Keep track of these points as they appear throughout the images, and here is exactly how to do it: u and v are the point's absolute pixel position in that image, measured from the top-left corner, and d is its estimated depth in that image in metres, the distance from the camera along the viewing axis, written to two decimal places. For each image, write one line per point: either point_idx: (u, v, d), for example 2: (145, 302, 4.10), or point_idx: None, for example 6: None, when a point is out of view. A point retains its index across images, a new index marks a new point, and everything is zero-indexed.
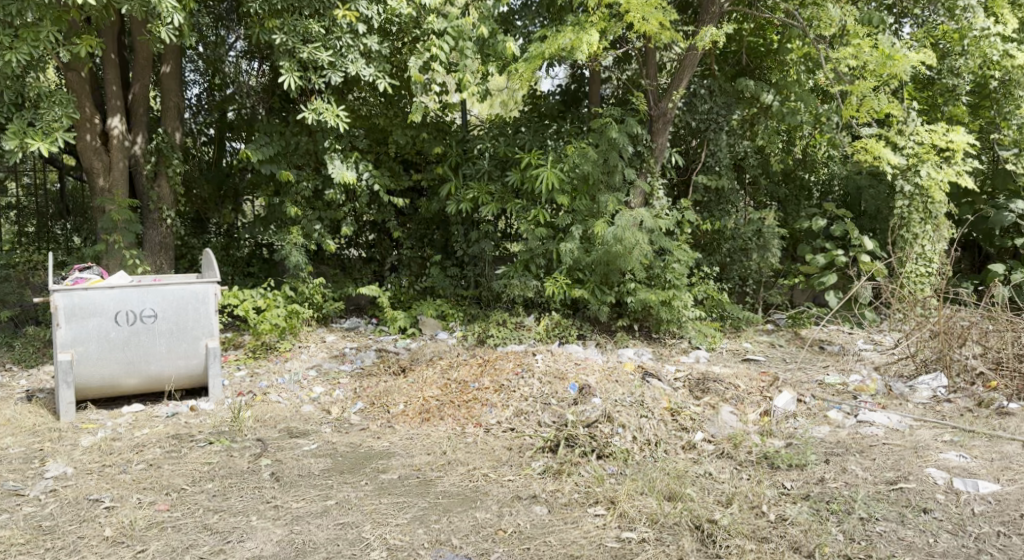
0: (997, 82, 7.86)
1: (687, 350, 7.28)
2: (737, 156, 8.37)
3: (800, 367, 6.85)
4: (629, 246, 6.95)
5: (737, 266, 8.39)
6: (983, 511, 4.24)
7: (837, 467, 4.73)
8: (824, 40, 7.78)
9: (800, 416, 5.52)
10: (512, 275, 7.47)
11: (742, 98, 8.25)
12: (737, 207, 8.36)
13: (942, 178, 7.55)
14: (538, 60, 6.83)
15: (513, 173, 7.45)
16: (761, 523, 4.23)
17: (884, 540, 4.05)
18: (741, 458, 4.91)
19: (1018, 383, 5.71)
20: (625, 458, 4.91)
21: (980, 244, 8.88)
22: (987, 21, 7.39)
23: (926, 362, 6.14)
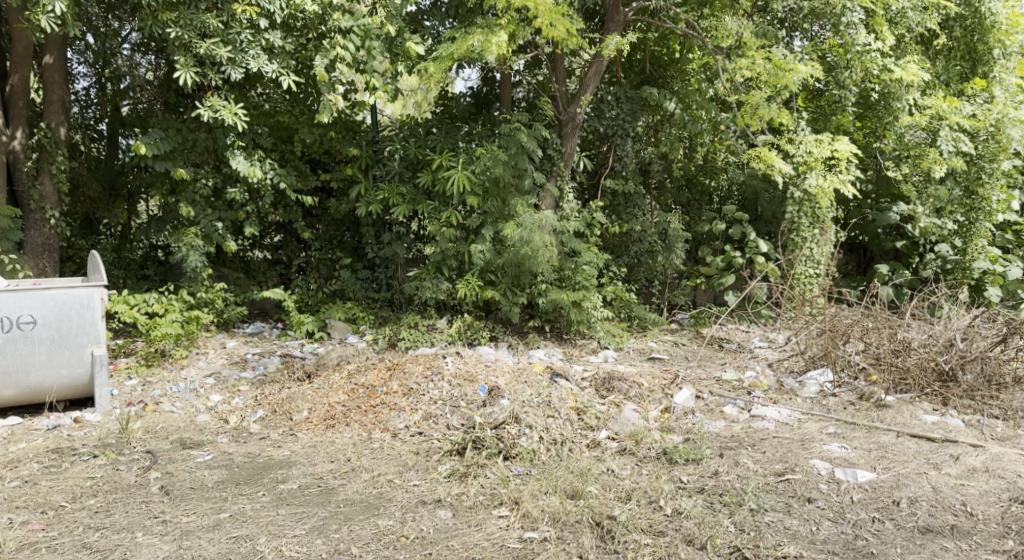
0: (879, 95, 8.26)
1: (596, 351, 7.42)
2: (644, 161, 8.53)
3: (701, 364, 7.06)
4: (537, 248, 7.06)
5: (644, 268, 8.60)
6: (860, 499, 4.48)
7: (730, 461, 4.92)
8: (722, 52, 7.94)
9: (698, 412, 5.70)
10: (423, 278, 7.44)
11: (647, 105, 8.43)
12: (645, 210, 8.52)
13: (828, 186, 7.89)
14: (448, 60, 6.82)
15: (423, 173, 7.40)
16: (657, 518, 4.38)
17: (771, 530, 4.23)
18: (643, 454, 5.06)
19: (896, 377, 6.02)
20: (530, 458, 4.98)
21: (865, 247, 9.38)
22: (869, 38, 7.73)
23: (814, 359, 6.44)
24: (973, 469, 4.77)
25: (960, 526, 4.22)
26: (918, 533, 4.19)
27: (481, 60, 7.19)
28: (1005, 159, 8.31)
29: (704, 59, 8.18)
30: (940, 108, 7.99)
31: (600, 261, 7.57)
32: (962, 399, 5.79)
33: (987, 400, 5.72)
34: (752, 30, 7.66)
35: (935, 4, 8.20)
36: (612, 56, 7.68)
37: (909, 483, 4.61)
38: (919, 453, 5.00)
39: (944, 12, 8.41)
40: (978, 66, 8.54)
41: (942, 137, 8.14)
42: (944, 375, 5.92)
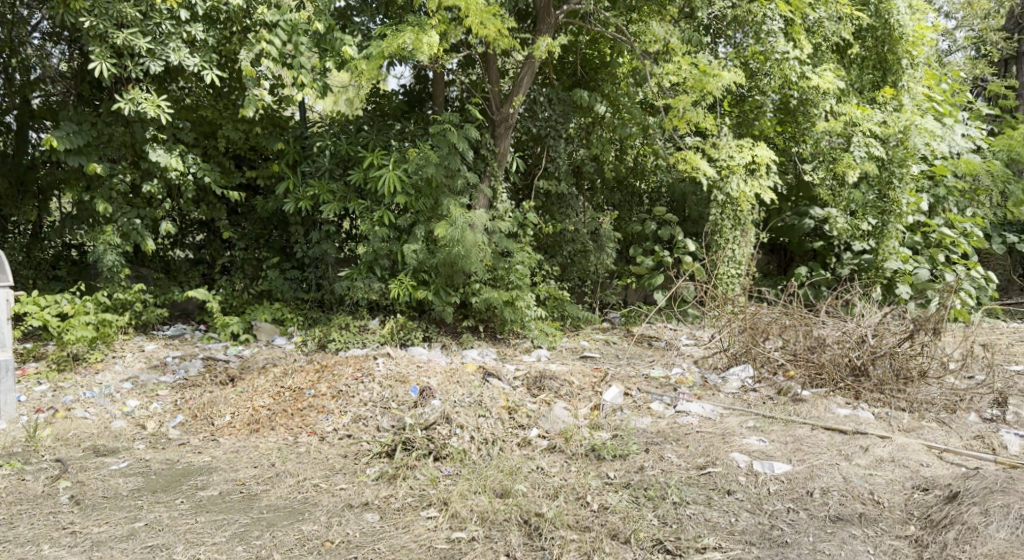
0: (797, 101, 8.46)
1: (529, 350, 7.44)
2: (576, 163, 8.61)
3: (630, 362, 7.16)
4: (470, 248, 7.06)
5: (577, 267, 8.66)
6: (777, 490, 4.61)
7: (655, 456, 5.01)
8: (649, 56, 8.04)
9: (626, 409, 5.78)
10: (355, 277, 7.35)
11: (578, 107, 8.49)
12: (577, 210, 8.56)
13: (749, 190, 8.13)
14: (379, 59, 6.69)
15: (354, 171, 7.30)
16: (583, 514, 4.43)
17: (692, 523, 4.32)
18: (573, 451, 5.10)
19: (812, 372, 6.20)
20: (461, 458, 4.98)
21: (786, 248, 9.76)
22: (787, 46, 7.97)
23: (736, 356, 6.62)
24: (881, 459, 4.94)
25: (867, 514, 4.38)
26: (830, 522, 4.32)
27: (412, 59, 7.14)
28: (913, 165, 8.61)
29: (632, 63, 8.34)
30: (853, 114, 8.30)
31: (533, 261, 7.61)
32: (872, 393, 5.98)
33: (897, 393, 5.92)
34: (679, 36, 7.83)
35: (851, 14, 8.45)
36: (543, 58, 7.72)
37: (822, 474, 4.75)
38: (831, 445, 5.17)
39: (858, 22, 8.65)
40: (889, 75, 8.88)
41: (855, 142, 8.45)
42: (856, 370, 6.12)
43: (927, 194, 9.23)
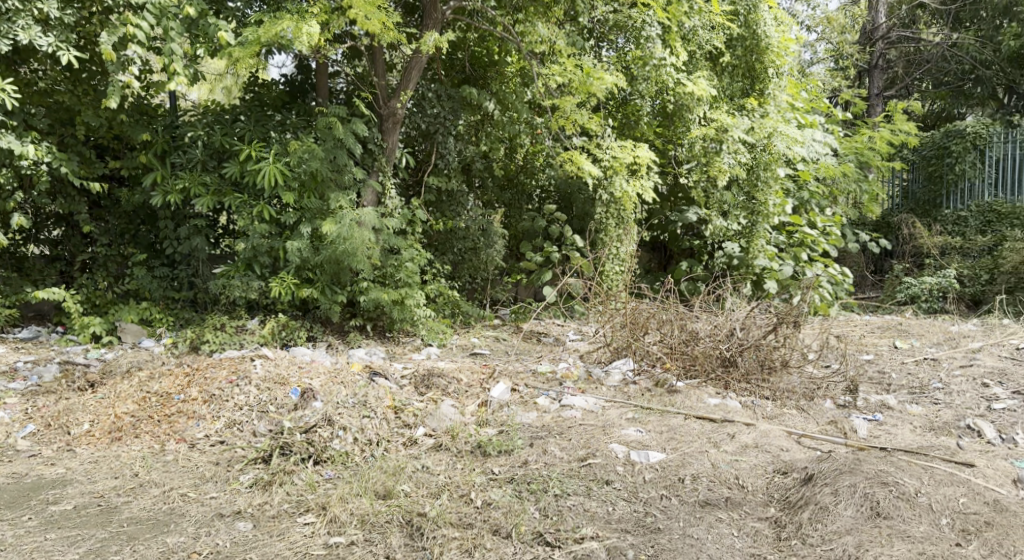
0: (674, 104, 8.73)
1: (419, 348, 7.32)
2: (466, 160, 8.58)
3: (518, 358, 7.16)
4: (357, 245, 6.86)
5: (468, 266, 8.60)
6: (651, 478, 4.71)
7: (538, 450, 5.02)
8: (537, 56, 8.17)
9: (513, 405, 5.76)
10: (232, 276, 7.05)
11: (467, 104, 8.40)
12: (467, 207, 8.52)
13: (632, 190, 8.29)
14: (256, 45, 6.48)
15: (230, 164, 6.96)
16: (466, 510, 4.40)
17: (572, 514, 4.36)
18: (459, 448, 5.06)
19: (686, 363, 6.38)
20: (343, 461, 4.87)
21: (666, 245, 10.05)
22: (663, 52, 8.30)
23: (619, 350, 6.76)
24: (746, 445, 5.12)
25: (732, 498, 4.52)
26: (699, 507, 4.45)
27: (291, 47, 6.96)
28: (776, 169, 8.96)
29: (521, 62, 8.40)
30: (724, 122, 8.62)
31: (422, 258, 7.54)
32: (740, 382, 6.21)
33: (761, 383, 6.17)
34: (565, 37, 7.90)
35: (721, 23, 8.90)
36: (431, 53, 7.66)
37: (693, 461, 4.89)
38: (702, 433, 5.33)
39: (728, 32, 9.09)
40: (757, 84, 9.31)
41: (725, 149, 8.80)
42: (726, 361, 6.32)
43: (792, 197, 9.68)
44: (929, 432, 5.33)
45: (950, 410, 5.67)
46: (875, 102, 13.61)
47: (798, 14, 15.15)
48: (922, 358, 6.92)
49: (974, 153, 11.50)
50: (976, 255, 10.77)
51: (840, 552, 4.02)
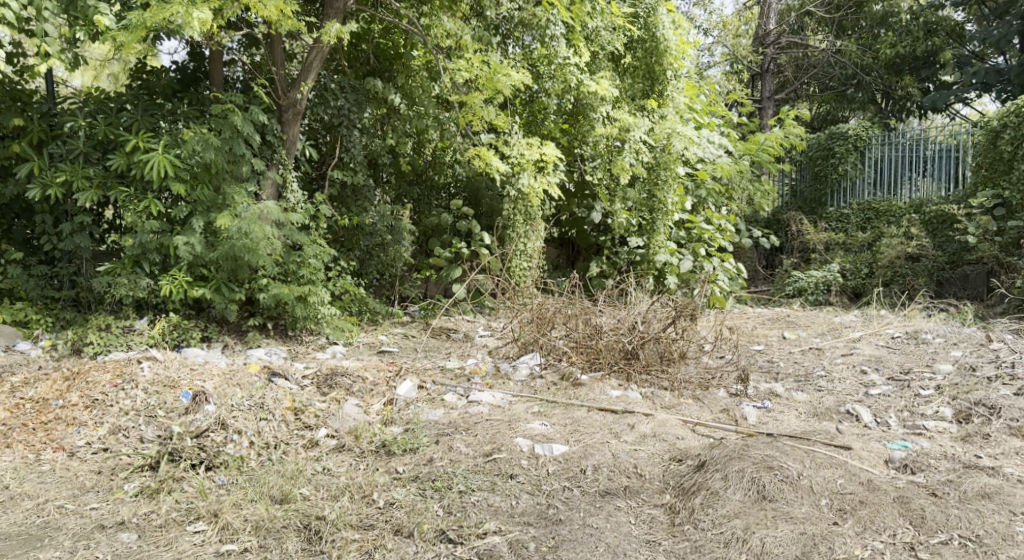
0: (576, 104, 8.91)
1: (323, 346, 7.21)
2: (372, 154, 8.29)
3: (426, 354, 7.09)
4: (256, 241, 6.65)
5: (375, 262, 8.32)
6: (555, 470, 4.76)
7: (444, 446, 4.99)
8: (442, 51, 8.15)
9: (419, 402, 5.69)
10: (118, 273, 6.72)
11: (372, 97, 8.17)
12: (374, 203, 8.21)
13: (539, 187, 8.34)
14: (142, 31, 6.15)
15: (115, 155, 6.65)
16: (367, 512, 4.37)
17: (475, 509, 4.38)
18: (362, 448, 5.00)
19: (590, 357, 6.50)
20: (237, 466, 4.73)
21: (573, 241, 10.17)
22: (568, 51, 8.47)
23: (526, 344, 6.83)
24: (645, 435, 5.25)
25: (631, 486, 4.63)
26: (599, 496, 4.53)
27: (181, 33, 6.64)
28: (676, 168, 9.17)
29: (427, 56, 8.18)
30: (626, 121, 8.75)
31: (326, 254, 7.38)
32: (642, 374, 6.34)
33: (660, 373, 6.32)
34: (470, 33, 7.82)
35: (622, 25, 9.00)
36: (334, 43, 7.41)
37: (594, 452, 4.94)
38: (604, 424, 5.42)
39: (629, 32, 9.19)
40: (656, 85, 9.36)
41: (627, 148, 8.99)
42: (627, 354, 6.46)
43: (690, 195, 9.91)
44: (812, 417, 5.56)
45: (832, 396, 5.94)
46: (766, 105, 13.81)
47: (696, 17, 15.53)
48: (807, 347, 7.23)
49: (855, 154, 12.16)
50: (856, 251, 11.31)
51: (728, 535, 4.16)
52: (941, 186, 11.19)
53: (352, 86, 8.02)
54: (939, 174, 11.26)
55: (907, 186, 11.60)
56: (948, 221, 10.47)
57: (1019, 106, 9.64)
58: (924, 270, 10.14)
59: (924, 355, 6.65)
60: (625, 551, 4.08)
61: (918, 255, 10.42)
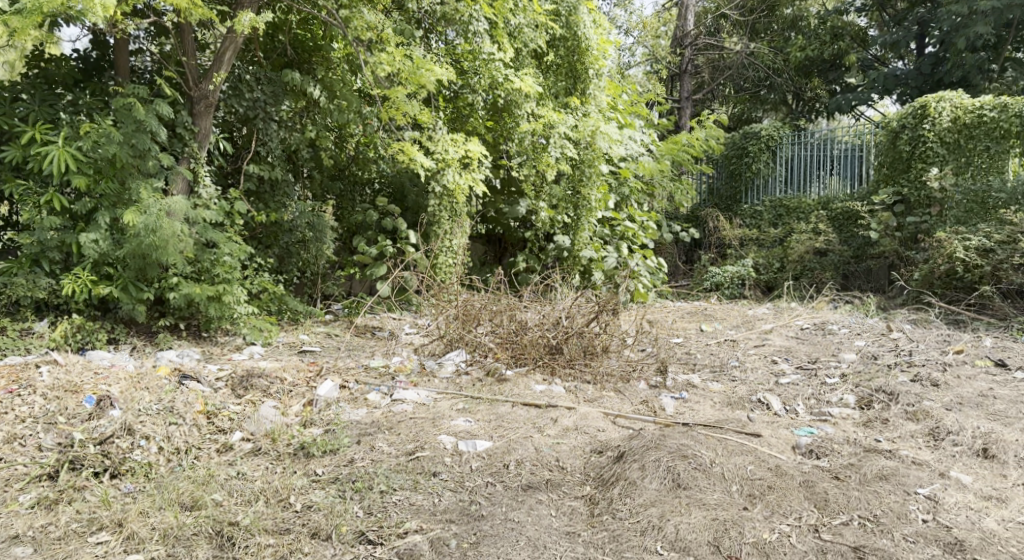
0: (504, 100, 8.76)
1: (240, 348, 7.02)
2: (290, 148, 8.08)
3: (350, 354, 6.91)
4: (165, 238, 6.47)
5: (295, 259, 8.10)
6: (478, 466, 4.75)
7: (365, 447, 4.92)
8: (362, 43, 7.70)
9: (341, 402, 5.57)
10: (16, 273, 6.40)
11: (290, 89, 7.97)
12: (292, 198, 8.01)
13: (464, 183, 8.19)
14: (38, 16, 5.83)
15: (9, 147, 6.29)
16: (283, 516, 4.31)
17: (397, 509, 4.35)
18: (279, 451, 4.90)
19: (515, 352, 6.47)
20: (145, 473, 4.62)
21: (501, 238, 10.16)
22: (492, 47, 8.39)
23: (451, 341, 6.73)
24: (567, 428, 5.29)
25: (552, 479, 4.66)
26: (521, 491, 4.53)
27: (82, 19, 6.32)
28: (600, 165, 9.21)
29: (347, 49, 7.97)
30: (551, 117, 8.77)
31: (242, 252, 7.22)
32: (565, 368, 6.40)
33: (584, 367, 6.39)
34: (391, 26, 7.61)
35: (543, 22, 9.02)
36: (247, 34, 7.24)
37: (517, 447, 4.96)
38: (527, 419, 5.42)
39: (550, 31, 9.23)
40: (579, 83, 9.41)
41: (552, 143, 8.90)
42: (551, 349, 6.51)
43: (613, 193, 10.07)
44: (726, 407, 5.70)
45: (745, 386, 6.11)
46: (684, 105, 13.95)
47: (616, 18, 15.74)
48: (722, 340, 7.41)
49: (767, 153, 12.56)
50: (768, 246, 11.65)
51: (644, 523, 4.24)
52: (848, 184, 11.76)
53: (269, 78, 7.84)
54: (845, 172, 11.82)
55: (815, 183, 12.11)
56: (853, 217, 10.87)
57: (916, 106, 10.11)
58: (831, 263, 10.49)
59: (831, 345, 6.90)
60: (545, 544, 4.11)
61: (826, 250, 10.74)
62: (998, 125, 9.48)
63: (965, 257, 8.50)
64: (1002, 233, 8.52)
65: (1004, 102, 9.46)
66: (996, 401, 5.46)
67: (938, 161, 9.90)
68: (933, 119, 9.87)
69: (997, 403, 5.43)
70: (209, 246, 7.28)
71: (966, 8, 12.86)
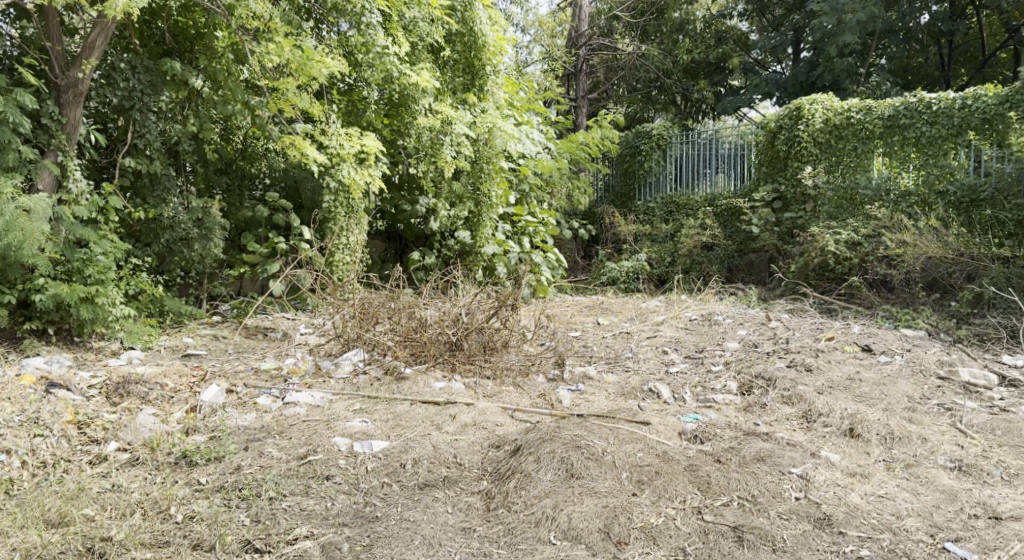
0: (400, 94, 8.70)
1: (117, 353, 6.67)
2: (170, 141, 7.60)
3: (239, 355, 6.69)
4: (27, 236, 6.08)
5: (177, 257, 7.67)
6: (374, 467, 4.74)
7: (254, 453, 4.84)
8: (249, 32, 7.45)
9: (228, 407, 5.45)
10: None
11: (169, 79, 7.45)
12: (173, 195, 7.57)
13: (360, 178, 8.08)
14: None
15: None
16: (163, 528, 4.24)
17: (286, 515, 4.32)
18: (158, 461, 4.77)
19: (415, 349, 6.44)
20: (6, 489, 4.46)
21: (401, 235, 10.12)
22: (386, 41, 8.14)
23: (349, 341, 6.64)
24: (465, 424, 5.31)
25: (449, 476, 4.68)
26: (418, 490, 4.55)
27: None
28: (498, 161, 9.33)
29: (233, 38, 7.48)
30: (448, 113, 8.70)
31: (119, 250, 6.86)
32: (466, 364, 6.41)
33: (484, 363, 6.41)
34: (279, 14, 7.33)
35: (440, 17, 8.85)
36: (120, 19, 6.77)
37: (414, 446, 4.96)
38: (426, 417, 5.40)
39: (446, 26, 9.10)
40: (477, 79, 9.45)
41: (450, 141, 8.88)
42: (452, 345, 6.49)
43: (514, 189, 10.20)
44: (619, 397, 5.88)
45: (637, 376, 6.31)
46: (581, 104, 14.18)
47: (512, 16, 15.95)
48: (617, 332, 7.61)
49: (658, 152, 13.01)
50: (661, 241, 11.99)
51: (538, 514, 4.34)
52: (733, 181, 12.14)
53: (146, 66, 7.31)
54: (731, 171, 12.18)
55: (705, 180, 12.48)
56: (736, 213, 11.27)
57: (792, 108, 10.63)
58: (716, 257, 10.83)
59: (716, 335, 7.20)
60: (440, 541, 4.16)
61: (711, 244, 11.06)
62: (863, 126, 10.06)
63: (836, 251, 9.02)
64: (867, 228, 9.15)
65: (868, 105, 10.06)
66: (863, 384, 5.82)
67: (812, 160, 10.42)
68: (807, 122, 10.38)
69: (863, 385, 5.78)
70: (80, 244, 6.85)
71: (834, 20, 13.67)
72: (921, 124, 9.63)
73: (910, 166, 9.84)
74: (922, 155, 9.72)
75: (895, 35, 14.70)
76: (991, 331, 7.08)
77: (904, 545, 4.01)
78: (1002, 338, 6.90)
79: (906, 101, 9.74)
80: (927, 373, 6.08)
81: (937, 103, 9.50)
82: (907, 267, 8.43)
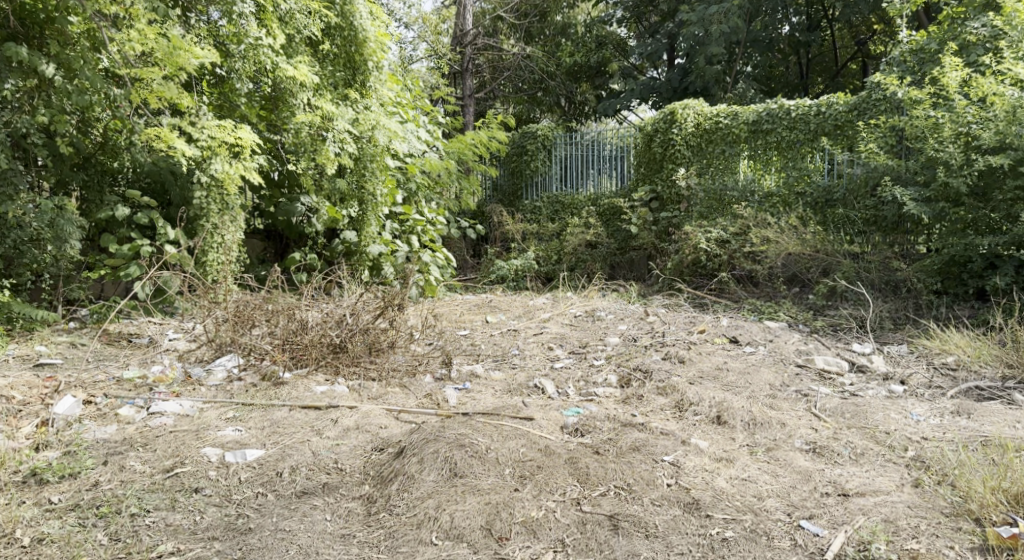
0: (275, 87, 8.50)
1: None
2: (16, 133, 7.11)
3: (99, 364, 6.41)
4: None
5: (28, 260, 7.21)
6: (247, 478, 4.64)
7: (114, 467, 4.67)
8: (107, 18, 7.10)
9: (85, 420, 5.23)
10: None
11: (15, 66, 6.88)
12: (20, 191, 7.03)
13: (234, 172, 7.86)
14: None
15: None
16: (8, 552, 4.06)
17: (150, 532, 4.20)
18: (3, 480, 4.55)
19: (296, 353, 6.32)
20: None
21: (282, 234, 9.93)
22: (259, 32, 7.91)
23: (222, 345, 6.45)
24: (348, 428, 5.25)
25: (329, 483, 4.64)
26: (294, 498, 4.50)
27: None
28: (381, 159, 9.24)
29: (89, 23, 6.96)
30: (328, 109, 8.56)
31: None
32: (350, 367, 6.34)
33: (369, 364, 6.36)
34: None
35: (318, 10, 8.67)
36: None
37: (292, 454, 4.88)
38: (306, 422, 5.33)
39: (325, 19, 8.89)
40: (358, 75, 9.29)
41: (331, 137, 8.75)
42: (335, 347, 6.41)
43: (401, 189, 10.09)
44: (505, 394, 5.96)
45: (523, 372, 6.41)
46: (468, 103, 14.28)
47: (395, 12, 15.88)
48: (504, 329, 7.69)
49: (543, 152, 13.25)
50: (547, 240, 12.20)
51: (420, 516, 4.34)
52: (613, 182, 12.43)
53: None
54: (614, 171, 12.45)
55: (590, 179, 12.74)
56: (618, 213, 11.56)
57: (666, 112, 10.97)
58: (600, 254, 11.17)
59: (599, 330, 7.39)
60: (317, 549, 4.13)
61: (595, 242, 11.34)
62: (730, 131, 10.46)
63: (707, 248, 9.42)
64: (736, 226, 9.57)
65: (735, 110, 10.48)
66: (730, 373, 6.10)
67: (685, 162, 10.82)
68: (680, 126, 10.76)
69: (730, 374, 6.06)
70: None
71: (702, 29, 14.22)
72: (781, 129, 10.05)
73: (772, 167, 10.27)
74: (784, 158, 10.14)
75: (759, 44, 15.42)
76: (844, 321, 7.55)
77: (763, 525, 4.23)
78: (853, 327, 7.43)
79: (768, 106, 10.14)
80: (787, 361, 6.43)
81: (796, 109, 9.89)
82: (770, 263, 8.87)
